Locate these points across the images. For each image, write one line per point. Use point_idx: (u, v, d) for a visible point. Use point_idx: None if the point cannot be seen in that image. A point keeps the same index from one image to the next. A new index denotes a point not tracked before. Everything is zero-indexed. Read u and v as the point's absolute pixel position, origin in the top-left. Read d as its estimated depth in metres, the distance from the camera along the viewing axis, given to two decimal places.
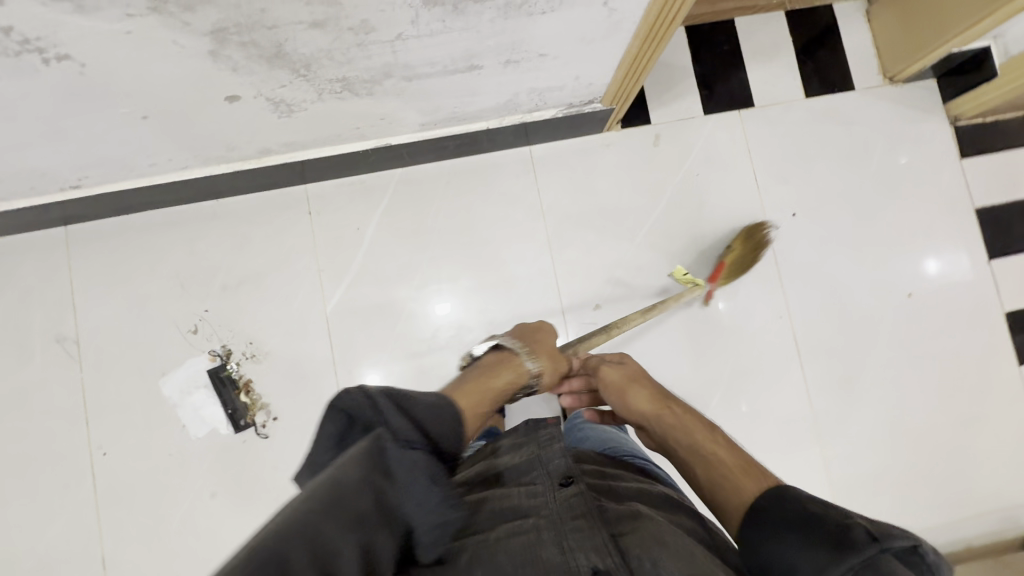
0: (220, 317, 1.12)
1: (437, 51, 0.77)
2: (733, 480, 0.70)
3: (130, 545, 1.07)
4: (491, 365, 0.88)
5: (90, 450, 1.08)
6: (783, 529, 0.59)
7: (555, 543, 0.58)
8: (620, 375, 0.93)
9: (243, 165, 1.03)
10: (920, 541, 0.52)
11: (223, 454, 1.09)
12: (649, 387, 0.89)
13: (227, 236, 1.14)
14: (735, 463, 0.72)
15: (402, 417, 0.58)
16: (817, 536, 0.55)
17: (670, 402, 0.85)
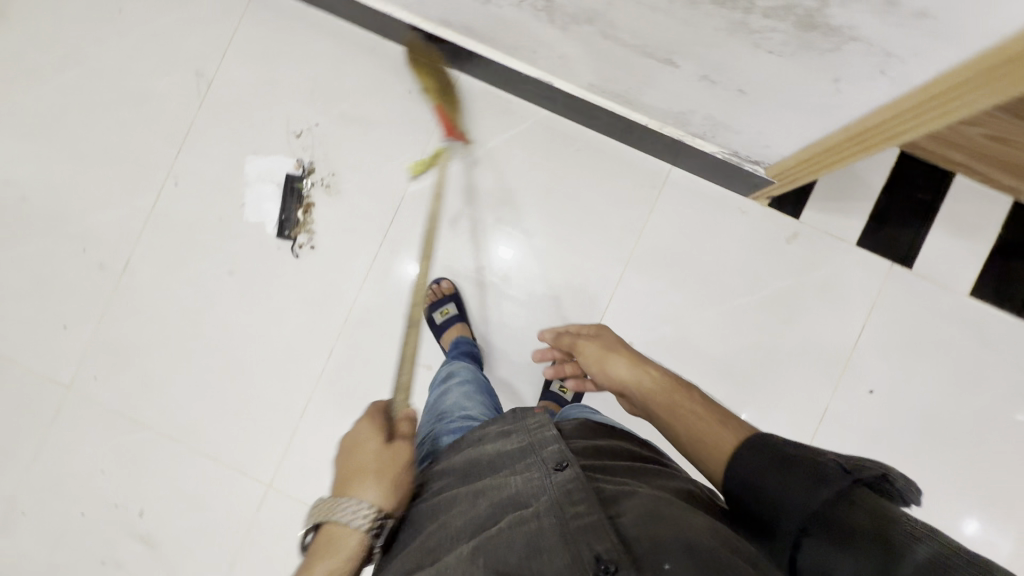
0: (323, 138, 1.17)
1: (647, 27, 0.72)
2: (711, 431, 0.72)
3: (150, 266, 1.18)
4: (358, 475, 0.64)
5: (166, 175, 1.19)
6: (766, 473, 0.60)
7: (557, 529, 0.59)
8: (598, 346, 0.96)
9: (423, 24, 1.04)
10: (890, 469, 0.56)
11: (256, 246, 1.17)
12: (627, 352, 0.93)
13: (371, 75, 1.17)
14: (712, 416, 0.75)
15: None
16: (798, 476, 0.57)
17: (646, 365, 0.89)
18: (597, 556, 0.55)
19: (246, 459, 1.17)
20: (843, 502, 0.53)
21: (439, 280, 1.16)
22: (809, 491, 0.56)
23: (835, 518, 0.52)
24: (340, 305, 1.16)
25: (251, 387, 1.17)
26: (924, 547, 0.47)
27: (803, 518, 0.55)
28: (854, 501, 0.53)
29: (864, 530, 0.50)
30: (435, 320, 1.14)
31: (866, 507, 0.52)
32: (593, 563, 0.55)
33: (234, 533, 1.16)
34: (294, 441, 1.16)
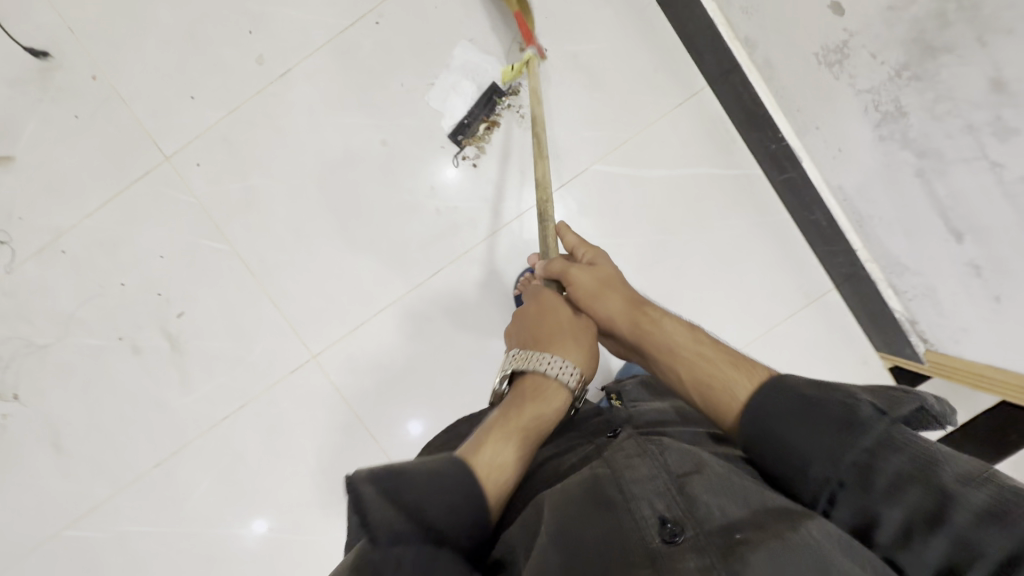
0: (543, 66, 1.08)
1: (974, 201, 0.68)
2: (722, 377, 0.62)
3: (310, 90, 1.10)
4: (534, 388, 0.69)
5: (373, 9, 1.09)
6: (794, 422, 0.54)
7: (618, 488, 0.56)
8: (593, 281, 0.77)
9: (723, 28, 1.02)
10: (924, 404, 0.52)
11: (423, 133, 1.10)
12: (625, 290, 0.76)
13: (625, 34, 1.08)
14: (724, 358, 0.64)
15: (383, 508, 0.49)
16: (813, 425, 0.53)
17: (647, 308, 0.72)
18: (660, 517, 0.51)
19: (304, 320, 1.13)
20: (856, 442, 0.51)
21: (531, 270, 1.10)
22: (849, 441, 0.51)
23: (846, 462, 0.51)
24: (469, 233, 1.11)
25: (346, 260, 1.12)
26: (937, 484, 0.46)
27: (837, 474, 0.51)
28: (862, 437, 0.51)
29: (879, 474, 0.49)
30: None
31: (874, 441, 0.50)
32: (656, 525, 0.51)
33: (259, 380, 1.14)
34: (358, 330, 1.13)
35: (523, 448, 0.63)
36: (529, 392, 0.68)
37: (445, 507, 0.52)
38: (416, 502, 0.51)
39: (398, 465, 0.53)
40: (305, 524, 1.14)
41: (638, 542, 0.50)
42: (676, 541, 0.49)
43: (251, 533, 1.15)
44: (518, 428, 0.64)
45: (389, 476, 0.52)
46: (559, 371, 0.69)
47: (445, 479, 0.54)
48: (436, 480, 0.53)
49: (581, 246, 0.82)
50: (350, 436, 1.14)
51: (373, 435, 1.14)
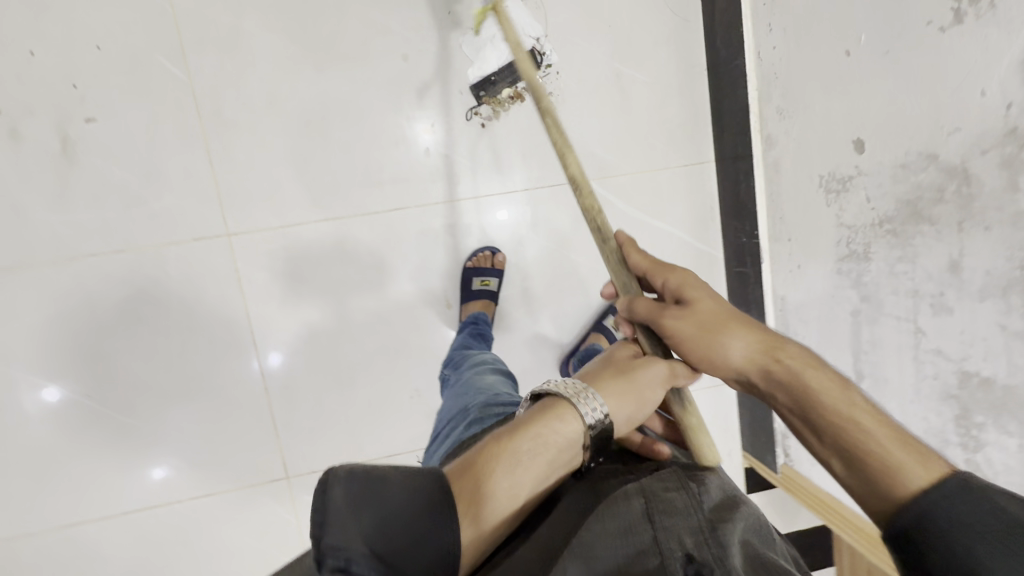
0: (585, 66, 1.07)
1: (889, 353, 0.78)
2: (884, 458, 0.45)
3: None
4: (548, 413, 0.57)
5: None
6: (978, 532, 0.38)
7: (648, 519, 0.48)
8: (694, 316, 0.56)
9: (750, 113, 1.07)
10: None
11: (445, 68, 1.03)
12: (741, 320, 0.55)
13: (669, 77, 1.10)
14: (890, 434, 0.46)
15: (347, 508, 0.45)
16: (974, 518, 0.38)
17: (779, 347, 0.53)
18: (686, 553, 0.44)
19: (232, 192, 1.00)
20: (991, 529, 0.37)
21: (494, 252, 1.09)
22: (1021, 557, 0.36)
23: (987, 551, 0.37)
24: (447, 187, 1.07)
25: (310, 153, 1.02)
26: None
27: None
28: (995, 517, 0.38)
29: (1022, 572, 0.35)
30: (471, 285, 1.06)
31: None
32: (681, 560, 0.44)
33: (152, 232, 0.99)
34: (290, 230, 1.03)
35: (511, 481, 0.54)
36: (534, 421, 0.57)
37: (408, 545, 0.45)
38: (377, 534, 0.44)
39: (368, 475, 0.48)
40: (138, 405, 1.03)
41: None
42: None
43: (43, 406, 1.00)
44: (502, 470, 0.54)
45: (373, 481, 0.47)
46: (574, 398, 0.58)
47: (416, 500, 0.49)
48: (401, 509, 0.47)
49: (669, 267, 0.60)
50: (232, 329, 1.04)
51: (258, 342, 1.05)
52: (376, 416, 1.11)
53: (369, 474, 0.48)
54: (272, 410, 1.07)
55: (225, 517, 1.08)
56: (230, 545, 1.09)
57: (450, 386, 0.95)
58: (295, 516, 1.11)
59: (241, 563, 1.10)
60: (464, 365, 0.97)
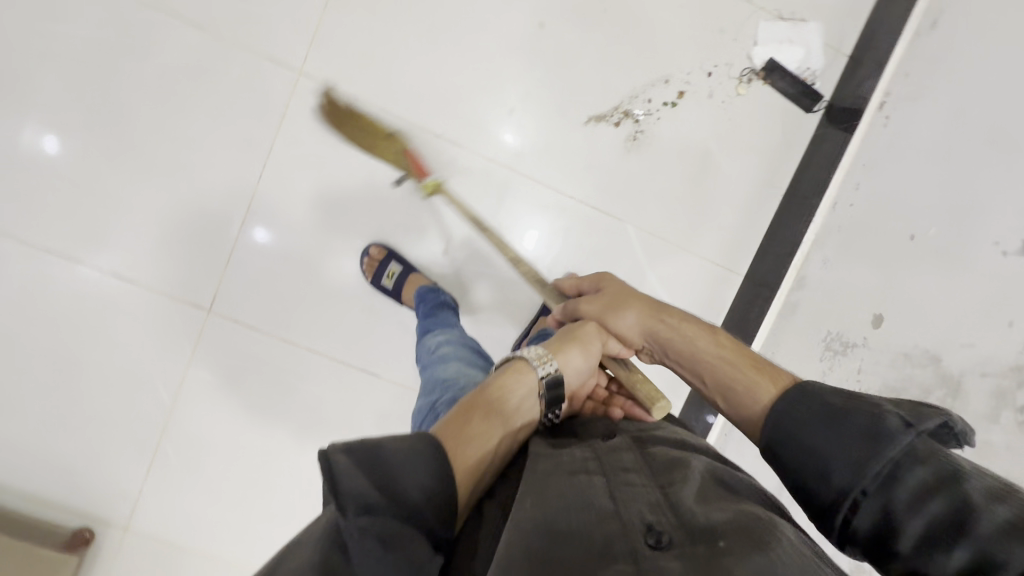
0: (684, 127, 1.10)
1: None
2: (744, 381, 0.57)
3: None
4: (504, 375, 0.61)
5: None
6: (825, 435, 0.47)
7: (607, 492, 0.52)
8: (598, 303, 0.71)
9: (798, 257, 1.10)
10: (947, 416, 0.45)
11: (569, 56, 1.06)
12: (635, 296, 0.70)
13: (748, 181, 1.12)
14: (746, 361, 0.59)
15: (362, 478, 0.44)
16: (810, 427, 0.49)
17: (662, 313, 0.67)
18: (646, 523, 0.48)
19: (327, 39, 1.02)
20: (846, 428, 0.47)
21: (367, 252, 1.06)
22: (856, 445, 0.45)
23: (832, 450, 0.46)
24: (506, 153, 1.08)
25: (413, 51, 1.04)
26: (921, 472, 0.42)
27: (860, 483, 0.44)
28: (852, 421, 0.47)
29: (861, 456, 0.45)
30: (385, 288, 1.05)
31: (859, 431, 0.46)
32: (642, 530, 0.47)
33: (238, 29, 1.00)
34: (352, 101, 1.03)
35: (493, 429, 0.57)
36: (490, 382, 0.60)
37: (417, 483, 0.47)
38: (393, 488, 0.45)
39: (377, 445, 0.47)
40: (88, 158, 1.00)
41: (622, 547, 0.46)
42: (663, 548, 0.45)
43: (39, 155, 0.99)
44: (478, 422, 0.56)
45: (367, 450, 0.46)
46: (531, 358, 0.62)
47: (417, 457, 0.48)
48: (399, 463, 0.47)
49: (584, 275, 0.77)
50: (248, 153, 1.03)
51: (261, 179, 1.04)
52: (318, 309, 1.09)
53: (362, 443, 0.46)
54: (232, 244, 1.05)
55: (128, 310, 1.05)
56: (115, 338, 1.05)
57: (423, 373, 0.91)
58: (188, 352, 1.07)
59: (115, 360, 1.06)
60: (424, 356, 0.94)
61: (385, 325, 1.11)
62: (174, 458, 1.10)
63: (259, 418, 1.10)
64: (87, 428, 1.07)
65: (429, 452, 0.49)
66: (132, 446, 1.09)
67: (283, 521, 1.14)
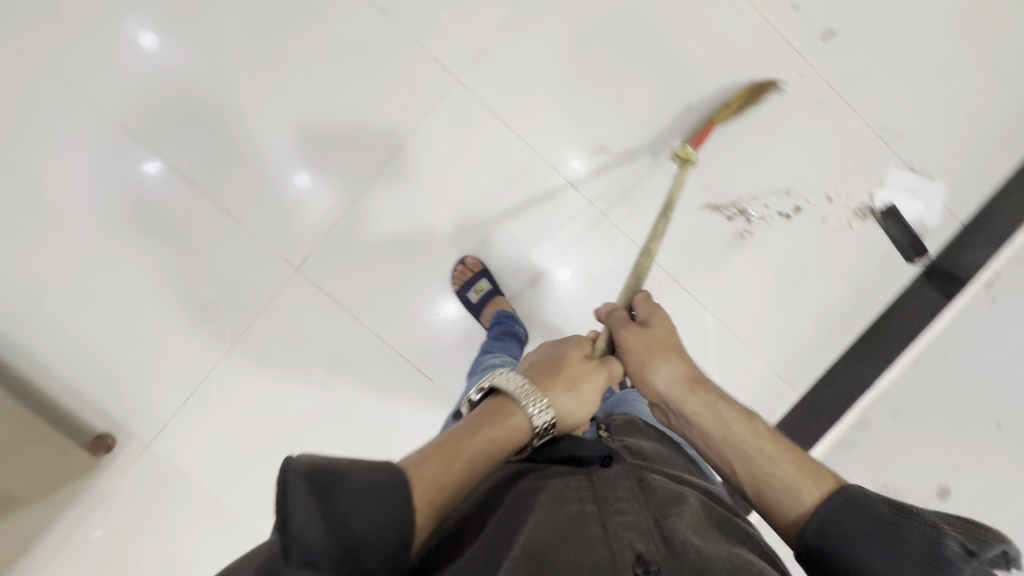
0: (792, 240, 1.13)
1: None
2: (785, 480, 0.55)
3: (727, 18, 1.07)
4: (483, 418, 0.55)
5: (814, 62, 1.09)
6: (879, 546, 0.48)
7: (597, 520, 0.52)
8: (639, 343, 0.69)
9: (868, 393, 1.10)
10: (1007, 550, 0.47)
11: (708, 142, 1.10)
12: (677, 355, 0.67)
13: (835, 308, 1.15)
14: (786, 457, 0.57)
15: (317, 515, 0.42)
16: (863, 534, 0.49)
17: (700, 382, 0.64)
18: (637, 554, 0.48)
19: (492, 58, 1.06)
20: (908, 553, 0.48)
21: (462, 260, 1.10)
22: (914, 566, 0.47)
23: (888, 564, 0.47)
24: (619, 212, 1.11)
25: (565, 93, 1.08)
26: None
27: None
28: (912, 543, 0.48)
29: None
30: (470, 299, 1.08)
31: (922, 554, 0.47)
32: (632, 561, 0.48)
33: (414, 24, 1.04)
34: (497, 122, 1.07)
35: (469, 473, 0.52)
36: (475, 418, 0.55)
37: (374, 530, 0.43)
38: (353, 514, 0.43)
39: (344, 473, 0.44)
40: (218, 78, 1.05)
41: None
42: None
43: (135, 47, 1.03)
44: (456, 463, 0.51)
45: (324, 471, 0.44)
46: (524, 396, 0.57)
47: (380, 495, 0.45)
48: (358, 502, 0.44)
49: (642, 302, 0.75)
50: (387, 138, 1.08)
51: (387, 168, 1.08)
52: (401, 299, 1.12)
53: (319, 465, 0.44)
54: (340, 217, 1.09)
55: (226, 247, 1.10)
56: (206, 267, 1.10)
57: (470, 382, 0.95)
58: (267, 300, 1.10)
59: (203, 286, 1.10)
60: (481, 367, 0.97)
61: (453, 334, 1.14)
62: (216, 397, 1.12)
63: (311, 382, 1.13)
64: (149, 343, 1.10)
65: (388, 496, 0.45)
66: (182, 373, 1.11)
67: None
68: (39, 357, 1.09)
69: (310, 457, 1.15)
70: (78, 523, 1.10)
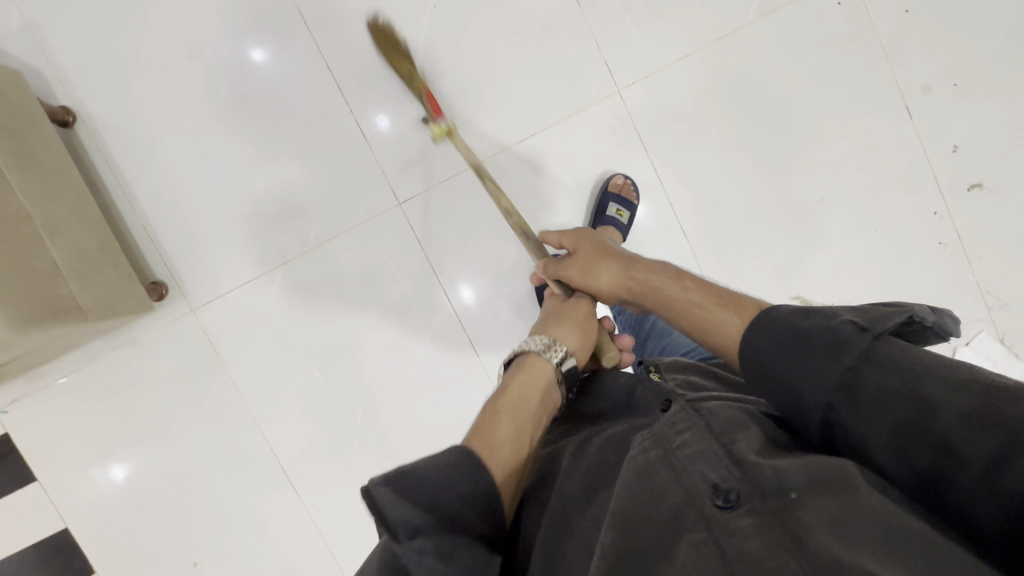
0: None
1: None
2: (714, 318, 0.64)
3: (884, 132, 1.08)
4: (513, 377, 0.66)
5: (950, 205, 1.09)
6: (792, 361, 0.53)
7: (664, 463, 0.53)
8: (576, 271, 0.80)
9: None
10: (912, 313, 0.52)
11: (824, 239, 1.10)
12: (605, 260, 0.79)
13: None
14: (712, 300, 0.66)
15: (406, 503, 0.46)
16: (775, 352, 0.55)
17: (628, 272, 0.75)
18: (711, 485, 0.49)
19: (655, 82, 1.07)
20: (839, 354, 0.50)
21: None
22: (830, 364, 0.50)
23: (806, 373, 0.51)
24: (715, 269, 1.10)
25: (711, 141, 1.08)
26: (888, 381, 0.47)
27: (830, 397, 0.49)
28: (816, 341, 0.52)
29: (829, 373, 0.50)
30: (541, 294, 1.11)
31: (826, 344, 0.51)
32: (708, 495, 0.49)
33: (599, 25, 1.06)
34: (635, 143, 1.09)
35: (524, 413, 0.62)
36: (510, 378, 0.66)
37: (459, 491, 0.50)
38: (436, 497, 0.48)
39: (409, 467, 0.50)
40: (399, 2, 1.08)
41: (692, 516, 0.48)
42: (732, 508, 0.47)
43: None
44: (507, 408, 0.62)
45: (401, 479, 0.48)
46: (539, 349, 0.69)
47: (452, 466, 0.52)
48: (438, 468, 0.51)
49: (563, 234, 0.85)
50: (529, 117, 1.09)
51: (506, 151, 1.10)
52: (456, 271, 1.14)
53: (393, 475, 0.49)
54: (459, 172, 1.12)
55: (341, 153, 1.11)
56: (316, 167, 1.11)
57: None
58: (351, 224, 1.12)
59: (307, 185, 1.12)
60: None
61: (514, 319, 1.16)
62: (277, 291, 1.14)
63: (367, 313, 1.14)
64: (236, 215, 1.12)
65: (459, 460, 0.52)
66: (252, 255, 1.13)
67: (309, 404, 1.16)
68: (131, 188, 1.11)
69: (339, 380, 1.16)
70: (117, 358, 1.15)
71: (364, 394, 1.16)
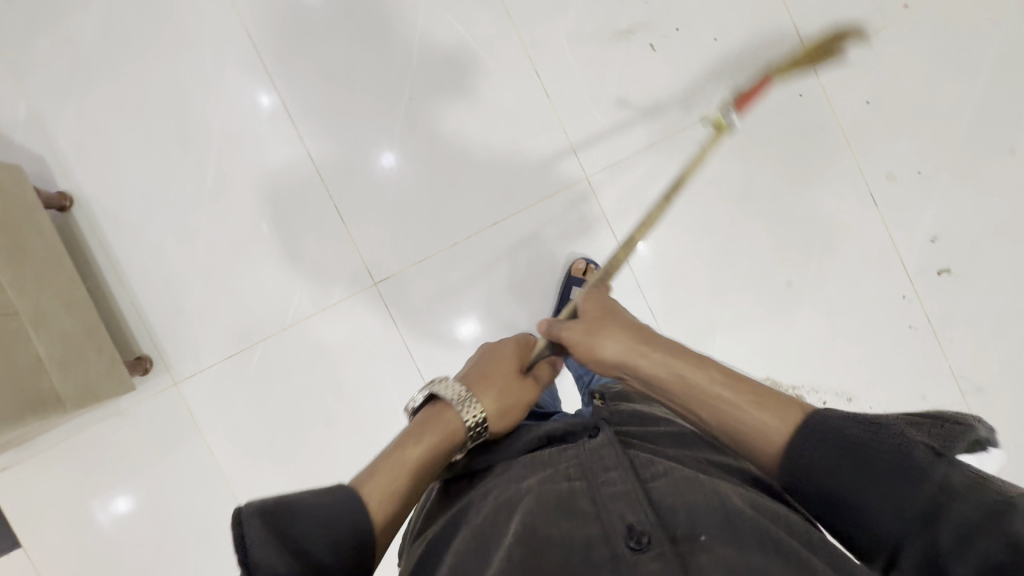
0: None
1: None
2: (745, 416, 0.54)
3: (855, 219, 1.09)
4: (418, 427, 0.63)
5: (921, 289, 1.10)
6: (840, 470, 0.47)
7: (588, 497, 0.54)
8: (581, 330, 0.66)
9: None
10: (955, 421, 0.49)
11: (794, 322, 1.11)
12: (619, 322, 0.65)
13: None
14: (746, 394, 0.55)
15: (268, 538, 0.47)
16: (838, 463, 0.47)
17: (648, 343, 0.61)
18: (627, 524, 0.50)
19: (624, 171, 1.11)
20: (857, 458, 0.47)
21: None
22: (884, 478, 0.45)
23: (859, 484, 0.46)
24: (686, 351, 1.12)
25: (680, 226, 1.11)
26: (930, 494, 0.43)
27: (880, 518, 0.45)
28: (870, 456, 0.47)
29: (882, 486, 0.45)
30: None
31: (878, 458, 0.46)
32: (624, 531, 0.50)
33: (569, 117, 1.11)
34: (606, 228, 1.12)
35: (421, 467, 0.60)
36: (420, 425, 0.63)
37: (325, 538, 0.49)
38: (296, 539, 0.48)
39: (286, 495, 0.51)
40: (378, 94, 1.13)
41: (602, 550, 0.49)
42: (641, 550, 0.48)
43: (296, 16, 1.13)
44: (410, 460, 0.59)
45: (278, 511, 0.49)
46: (455, 400, 0.64)
47: (330, 507, 0.52)
48: (312, 510, 0.50)
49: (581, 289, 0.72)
50: (501, 204, 1.13)
51: (480, 234, 1.13)
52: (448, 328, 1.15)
53: (272, 503, 0.50)
54: (433, 253, 1.14)
55: (322, 235, 1.15)
56: (299, 248, 1.16)
57: None
58: (332, 301, 1.16)
59: (289, 264, 1.16)
60: None
61: None
62: (257, 366, 1.17)
63: (344, 388, 1.17)
64: (221, 293, 1.17)
65: (335, 507, 0.52)
66: (236, 332, 1.17)
67: (287, 476, 1.18)
68: (123, 268, 1.16)
69: (315, 454, 1.18)
70: (103, 429, 1.18)
71: (339, 468, 1.18)
